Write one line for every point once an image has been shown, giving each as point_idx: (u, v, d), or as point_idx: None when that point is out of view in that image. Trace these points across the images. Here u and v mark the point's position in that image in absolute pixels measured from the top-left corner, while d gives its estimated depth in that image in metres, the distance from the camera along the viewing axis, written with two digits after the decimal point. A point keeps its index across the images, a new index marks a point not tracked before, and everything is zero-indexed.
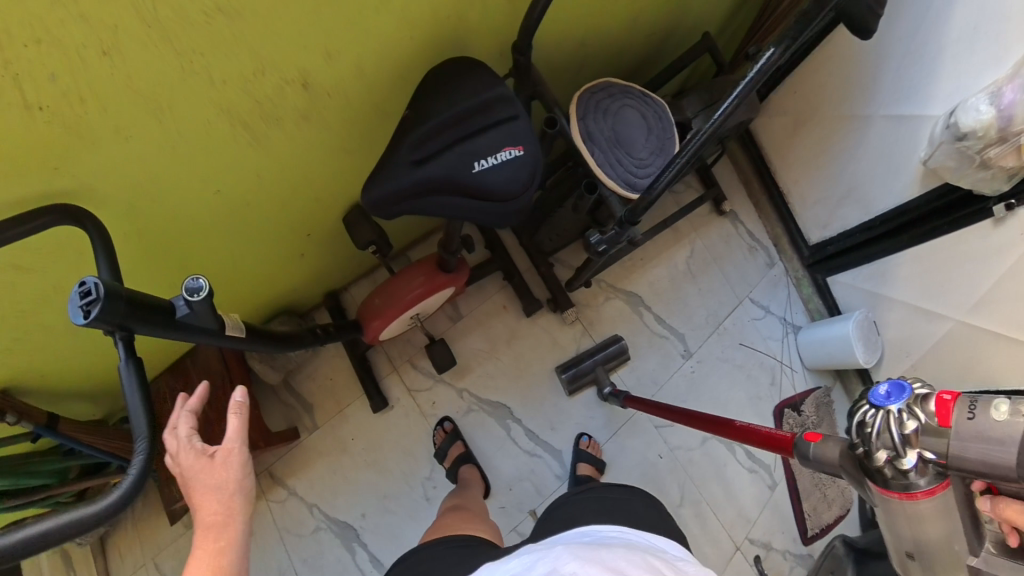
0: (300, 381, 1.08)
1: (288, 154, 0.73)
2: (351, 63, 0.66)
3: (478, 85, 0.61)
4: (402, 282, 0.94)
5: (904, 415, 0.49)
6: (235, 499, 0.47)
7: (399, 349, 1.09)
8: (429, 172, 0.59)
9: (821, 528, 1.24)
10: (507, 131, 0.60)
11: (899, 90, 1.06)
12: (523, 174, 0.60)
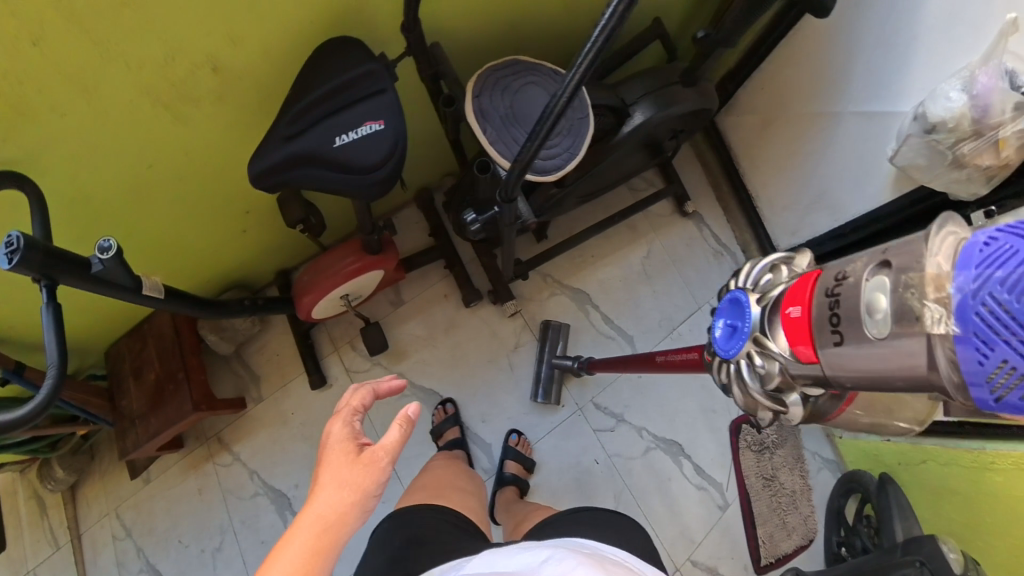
0: (250, 353, 1.17)
1: (212, 134, 0.83)
2: (259, 54, 0.76)
3: (345, 67, 0.71)
4: (332, 259, 1.01)
5: (757, 359, 0.50)
6: (350, 506, 0.45)
7: (341, 330, 1.16)
8: (301, 145, 0.70)
9: (776, 558, 1.13)
10: (369, 108, 0.71)
11: (871, 83, 0.98)
12: (380, 145, 0.70)
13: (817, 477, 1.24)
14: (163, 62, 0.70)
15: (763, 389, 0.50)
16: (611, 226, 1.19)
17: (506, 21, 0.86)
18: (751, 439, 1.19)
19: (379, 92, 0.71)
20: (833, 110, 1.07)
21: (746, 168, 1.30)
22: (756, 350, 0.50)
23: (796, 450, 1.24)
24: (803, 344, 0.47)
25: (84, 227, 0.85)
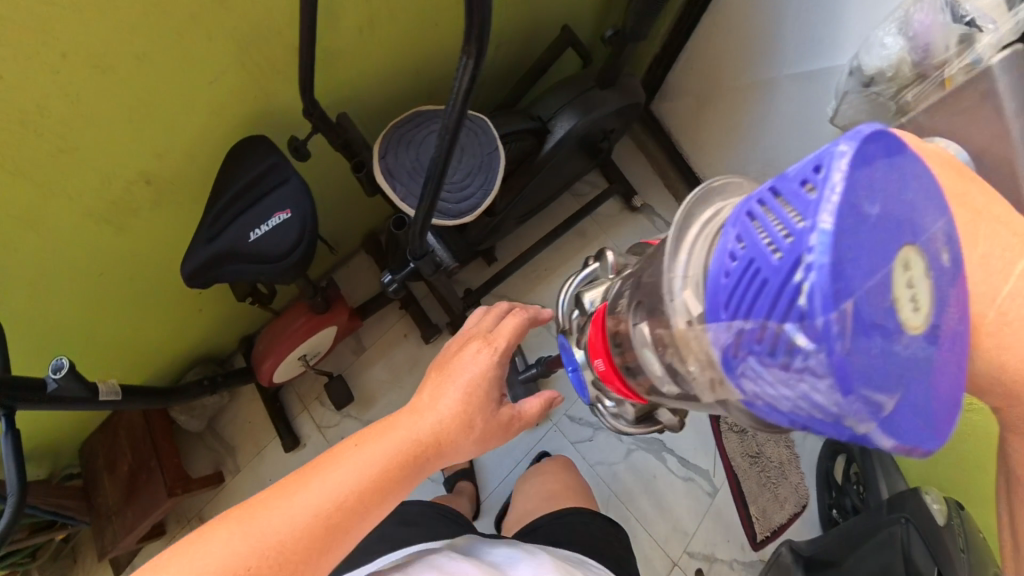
0: (223, 425, 1.16)
1: (154, 233, 0.87)
2: (184, 153, 0.80)
3: (252, 162, 0.72)
4: (284, 322, 1.01)
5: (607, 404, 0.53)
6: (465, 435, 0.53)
7: (307, 387, 1.15)
8: (218, 246, 0.72)
9: (773, 530, 1.15)
10: (277, 200, 0.72)
11: (804, 45, 0.94)
12: (292, 236, 0.72)
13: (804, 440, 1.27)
14: (99, 186, 0.75)
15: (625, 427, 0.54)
16: (558, 238, 1.18)
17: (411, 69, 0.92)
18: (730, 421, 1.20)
19: (280, 184, 0.72)
20: (768, 78, 1.04)
21: (689, 151, 1.28)
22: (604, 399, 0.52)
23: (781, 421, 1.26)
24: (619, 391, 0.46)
25: (55, 340, 0.90)
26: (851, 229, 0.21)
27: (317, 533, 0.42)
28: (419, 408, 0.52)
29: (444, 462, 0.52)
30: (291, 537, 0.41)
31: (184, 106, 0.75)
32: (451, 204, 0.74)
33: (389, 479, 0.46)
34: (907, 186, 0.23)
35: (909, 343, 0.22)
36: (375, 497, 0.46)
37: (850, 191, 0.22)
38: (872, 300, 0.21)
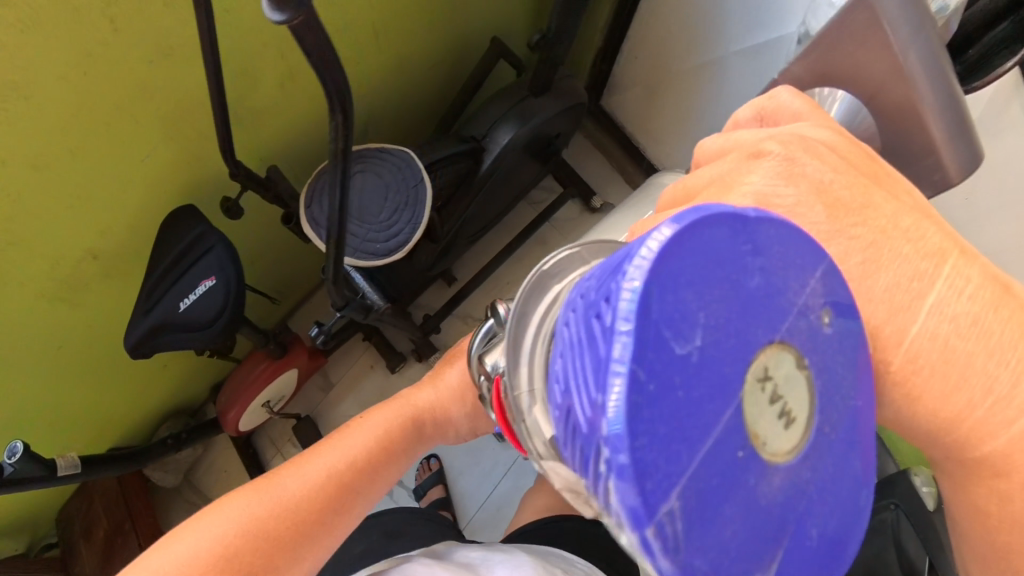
0: (200, 477, 1.15)
1: (106, 302, 0.85)
2: (126, 224, 0.80)
3: (180, 231, 0.68)
4: (245, 370, 0.97)
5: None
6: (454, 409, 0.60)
7: (279, 429, 1.13)
8: (149, 319, 0.69)
9: None
10: (204, 268, 0.68)
11: (748, 17, 0.88)
12: (217, 307, 0.68)
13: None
14: (47, 268, 0.74)
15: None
16: (515, 251, 1.15)
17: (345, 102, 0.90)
18: None
19: (207, 248, 0.68)
20: (714, 57, 0.98)
21: (645, 144, 1.25)
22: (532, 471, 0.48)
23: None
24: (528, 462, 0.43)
25: (29, 421, 0.90)
26: (643, 385, 0.24)
27: (331, 489, 0.51)
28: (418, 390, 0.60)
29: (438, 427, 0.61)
30: (310, 490, 0.50)
31: (112, 176, 0.73)
32: (380, 246, 0.70)
33: (390, 448, 0.55)
34: (742, 282, 0.27)
35: (780, 474, 0.27)
36: (378, 462, 0.54)
37: (644, 321, 0.25)
38: (702, 444, 0.25)
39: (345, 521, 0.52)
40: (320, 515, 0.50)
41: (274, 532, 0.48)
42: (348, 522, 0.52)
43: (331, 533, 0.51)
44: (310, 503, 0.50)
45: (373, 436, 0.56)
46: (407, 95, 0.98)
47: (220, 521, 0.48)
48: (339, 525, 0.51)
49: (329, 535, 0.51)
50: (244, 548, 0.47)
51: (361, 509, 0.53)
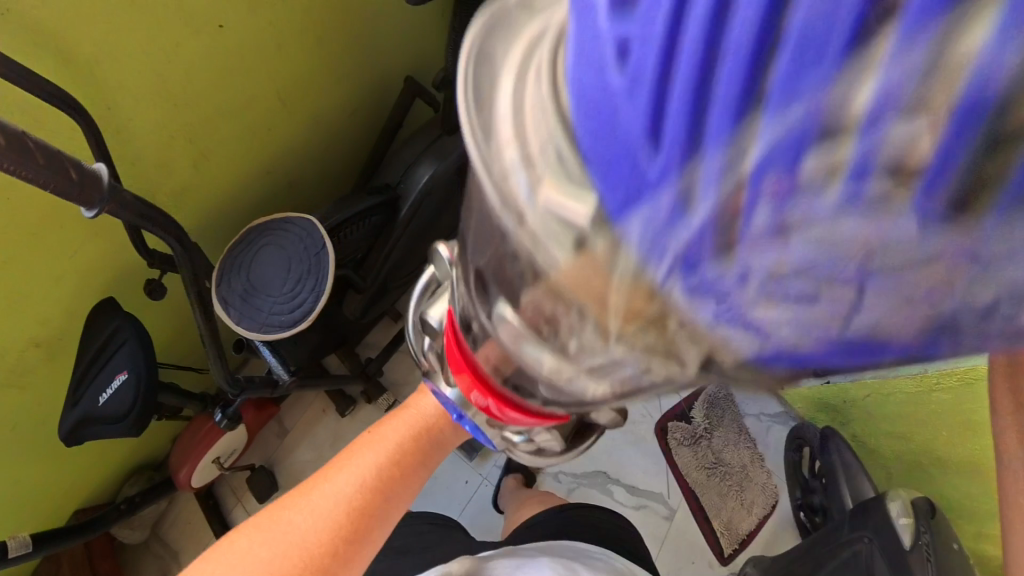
0: (167, 530, 1.17)
1: (55, 382, 0.88)
2: (63, 312, 0.82)
3: (102, 323, 0.67)
4: (194, 430, 0.99)
5: (511, 435, 0.47)
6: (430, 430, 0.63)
7: (239, 479, 1.14)
8: (74, 413, 0.67)
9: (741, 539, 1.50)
10: (120, 360, 0.66)
11: None
12: (133, 398, 0.66)
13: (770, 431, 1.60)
14: None
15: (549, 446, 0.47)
16: None
17: (259, 151, 0.95)
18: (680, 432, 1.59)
19: (123, 341, 0.66)
20: None
21: None
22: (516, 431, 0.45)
23: (737, 415, 1.63)
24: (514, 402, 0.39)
25: None
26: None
27: (349, 510, 0.57)
28: (416, 400, 0.64)
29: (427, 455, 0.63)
30: (331, 514, 0.57)
31: (37, 269, 0.75)
32: (288, 315, 0.75)
33: (395, 462, 0.60)
34: None
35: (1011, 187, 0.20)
36: (388, 477, 0.59)
37: None
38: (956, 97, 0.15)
39: (371, 535, 0.58)
40: (332, 547, 0.56)
41: (304, 556, 0.55)
42: (371, 536, 0.58)
43: (358, 549, 0.57)
44: (332, 528, 0.56)
45: (379, 455, 0.61)
46: (315, 146, 1.05)
47: (258, 547, 0.56)
48: (364, 541, 0.57)
49: (359, 550, 0.57)
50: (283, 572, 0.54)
51: (383, 521, 0.59)
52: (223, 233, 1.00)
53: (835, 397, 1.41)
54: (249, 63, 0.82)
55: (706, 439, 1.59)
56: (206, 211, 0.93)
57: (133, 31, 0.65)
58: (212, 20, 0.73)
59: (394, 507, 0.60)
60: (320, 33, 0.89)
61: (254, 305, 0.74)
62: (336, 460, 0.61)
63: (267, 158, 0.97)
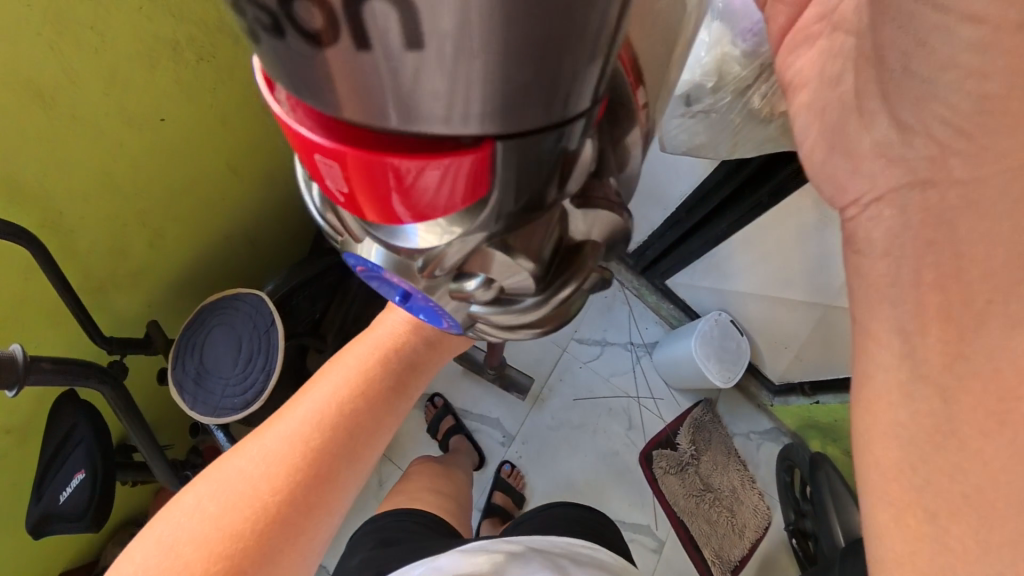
0: None
1: (26, 463, 0.90)
2: (32, 399, 0.84)
3: (67, 419, 0.71)
4: None
5: (464, 283, 0.38)
6: (387, 369, 0.64)
7: None
8: (36, 510, 0.69)
9: (727, 560, 1.70)
10: (79, 459, 0.69)
11: None
12: (88, 497, 0.68)
13: (760, 449, 1.83)
14: None
15: (521, 287, 0.39)
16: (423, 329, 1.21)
17: (216, 223, 0.99)
18: (670, 458, 1.74)
19: (80, 439, 0.69)
20: None
21: None
22: (465, 272, 0.37)
23: (726, 437, 1.82)
24: (425, 203, 0.28)
25: None
26: None
27: (306, 450, 0.58)
28: (370, 334, 0.67)
29: (382, 390, 0.63)
30: (283, 455, 0.57)
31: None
32: (241, 395, 0.79)
33: (351, 395, 0.61)
34: None
35: None
36: (345, 410, 0.60)
37: None
38: None
39: (333, 475, 0.59)
40: (286, 493, 0.55)
41: (257, 505, 0.54)
42: (330, 479, 0.58)
43: (318, 489, 0.57)
44: (286, 469, 0.56)
45: (334, 390, 0.62)
46: (269, 203, 1.08)
47: (207, 501, 0.55)
48: (324, 480, 0.57)
49: (322, 489, 0.57)
50: (238, 522, 0.53)
51: (346, 460, 0.60)
52: (185, 298, 1.03)
53: (824, 416, 1.60)
54: (195, 144, 0.84)
55: (694, 466, 1.76)
56: (166, 281, 0.96)
57: (74, 141, 0.67)
58: (153, 114, 0.74)
59: (354, 445, 0.61)
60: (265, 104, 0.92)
61: (205, 384, 0.78)
62: (287, 406, 0.62)
63: (221, 220, 1.00)
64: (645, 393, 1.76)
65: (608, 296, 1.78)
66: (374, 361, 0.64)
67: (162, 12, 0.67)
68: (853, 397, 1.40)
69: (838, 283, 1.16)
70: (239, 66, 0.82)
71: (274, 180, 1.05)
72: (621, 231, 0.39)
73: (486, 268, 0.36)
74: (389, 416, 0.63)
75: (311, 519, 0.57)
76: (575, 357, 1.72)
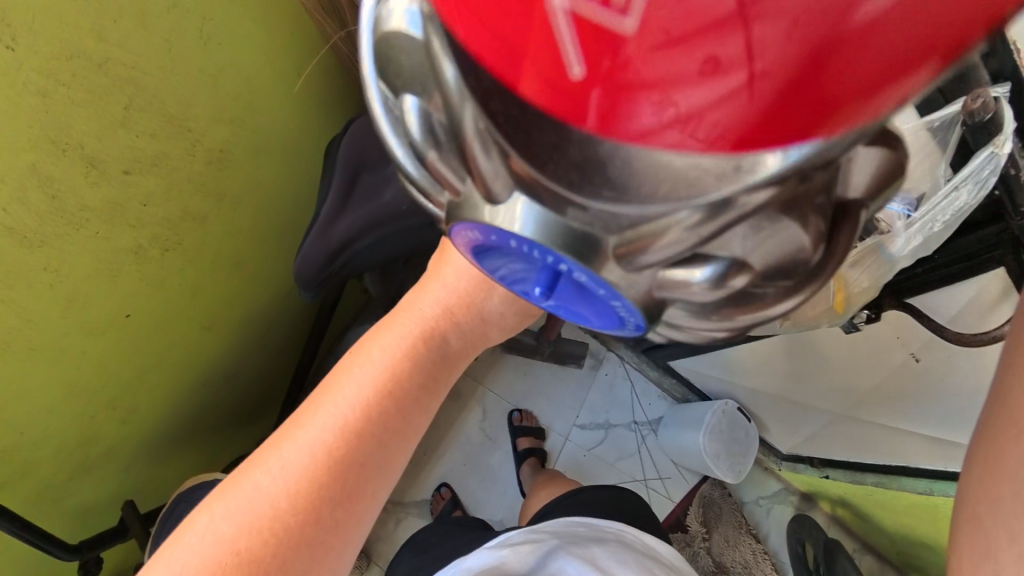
0: None
1: None
2: None
3: None
4: None
5: (695, 270, 0.29)
6: (421, 365, 0.54)
7: None
8: None
9: None
10: None
11: None
12: None
13: (770, 515, 1.76)
14: None
15: (765, 264, 0.29)
16: None
17: (194, 374, 0.99)
18: (681, 538, 1.69)
19: None
20: None
21: None
22: (700, 249, 0.27)
23: (736, 507, 1.74)
24: (700, 91, 0.16)
25: None
26: None
27: (329, 463, 0.48)
28: (398, 317, 0.54)
29: (417, 386, 0.53)
30: (308, 468, 0.48)
31: None
32: None
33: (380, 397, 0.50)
34: None
35: None
36: (373, 418, 0.50)
37: None
38: None
39: (365, 490, 0.50)
40: (310, 511, 0.47)
41: (277, 522, 0.46)
42: (359, 489, 0.49)
43: (347, 505, 0.48)
44: (312, 484, 0.47)
45: (361, 389, 0.51)
46: (249, 345, 1.09)
47: (223, 520, 0.46)
48: (352, 493, 0.49)
49: (350, 507, 0.49)
50: (257, 545, 0.45)
51: (376, 472, 0.51)
52: (163, 454, 1.01)
53: (835, 488, 1.53)
54: (163, 324, 0.88)
55: (706, 545, 1.69)
56: (145, 445, 0.95)
57: (37, 361, 0.71)
58: (118, 311, 0.79)
59: (385, 453, 0.51)
60: (238, 261, 0.96)
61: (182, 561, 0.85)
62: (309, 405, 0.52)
63: (202, 374, 1.01)
64: (652, 475, 1.67)
65: (610, 373, 1.68)
66: (403, 357, 0.53)
67: (120, 228, 0.74)
68: (865, 478, 1.31)
69: (857, 391, 1.12)
70: (206, 242, 0.88)
71: (249, 319, 1.06)
72: (886, 183, 0.30)
73: (731, 241, 0.27)
74: (422, 422, 0.53)
75: (343, 530, 0.49)
76: (579, 445, 1.64)
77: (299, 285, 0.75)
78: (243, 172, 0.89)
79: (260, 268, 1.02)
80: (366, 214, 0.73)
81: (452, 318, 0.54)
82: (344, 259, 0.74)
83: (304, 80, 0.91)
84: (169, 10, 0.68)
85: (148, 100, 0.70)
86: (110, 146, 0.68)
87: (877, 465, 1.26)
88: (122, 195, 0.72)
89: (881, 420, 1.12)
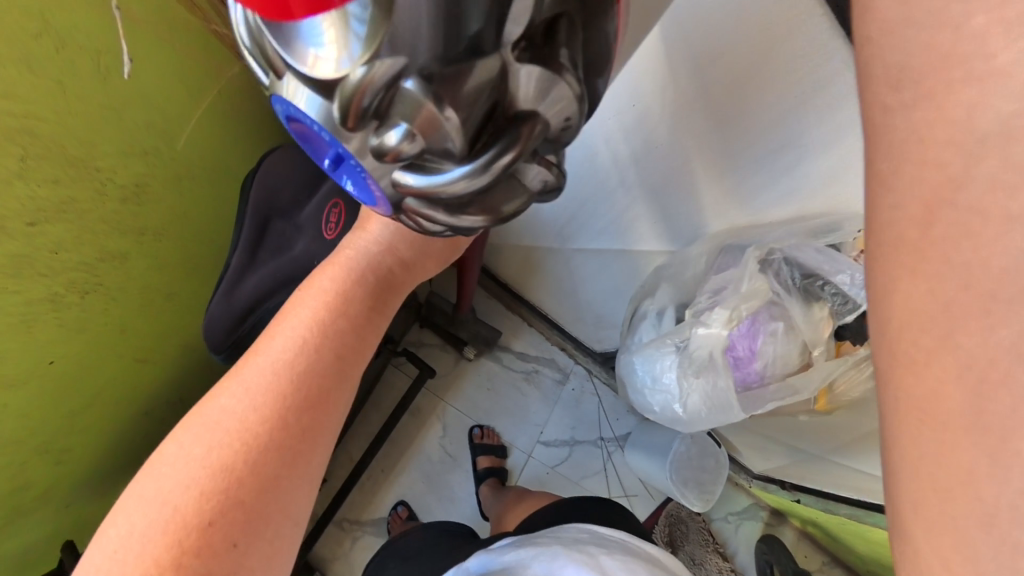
0: None
1: None
2: None
3: None
4: None
5: (386, 138, 0.30)
6: (361, 289, 0.58)
7: None
8: None
9: None
10: None
11: (587, 233, 1.11)
12: None
13: (739, 531, 1.72)
14: None
15: (460, 142, 0.30)
16: (397, 422, 1.51)
17: (136, 405, 1.02)
18: None
19: None
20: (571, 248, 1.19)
21: (537, 297, 1.47)
22: (380, 114, 0.29)
23: (702, 524, 1.72)
24: None
25: None
26: None
27: (295, 373, 0.52)
28: (344, 249, 0.61)
29: (366, 302, 0.58)
30: (268, 381, 0.51)
31: None
32: None
33: (334, 310, 0.55)
34: None
35: None
36: (330, 332, 0.54)
37: None
38: None
39: (329, 401, 0.53)
40: (278, 420, 0.49)
41: (242, 434, 0.48)
42: (322, 400, 0.52)
43: (316, 412, 0.51)
44: (275, 395, 0.50)
45: (312, 306, 0.56)
46: (191, 374, 1.12)
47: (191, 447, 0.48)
48: (316, 402, 0.52)
49: (317, 421, 0.52)
50: (227, 458, 0.47)
51: (338, 382, 0.54)
52: (109, 485, 1.06)
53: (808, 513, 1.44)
54: (92, 364, 0.88)
55: None
56: (87, 481, 1.00)
57: None
58: (43, 359, 0.79)
59: (347, 369, 0.55)
60: (171, 292, 0.98)
61: None
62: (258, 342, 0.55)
63: (142, 405, 1.03)
64: (618, 492, 1.65)
65: (576, 389, 1.64)
66: (353, 281, 0.58)
67: (33, 280, 0.73)
68: (837, 509, 1.18)
69: (844, 437, 1.05)
70: (131, 280, 0.89)
71: (189, 347, 1.07)
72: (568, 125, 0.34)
73: (417, 104, 0.28)
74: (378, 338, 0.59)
75: (310, 446, 0.51)
76: (541, 463, 1.63)
77: (210, 349, 0.75)
78: (161, 206, 0.88)
79: (195, 295, 1.04)
80: (274, 271, 0.74)
81: (397, 252, 0.61)
82: (252, 322, 0.75)
83: (217, 109, 0.90)
84: (58, 52, 0.65)
85: (47, 148, 0.68)
86: (11, 201, 0.67)
87: (846, 497, 1.14)
88: (32, 246, 0.71)
89: (861, 466, 1.05)
